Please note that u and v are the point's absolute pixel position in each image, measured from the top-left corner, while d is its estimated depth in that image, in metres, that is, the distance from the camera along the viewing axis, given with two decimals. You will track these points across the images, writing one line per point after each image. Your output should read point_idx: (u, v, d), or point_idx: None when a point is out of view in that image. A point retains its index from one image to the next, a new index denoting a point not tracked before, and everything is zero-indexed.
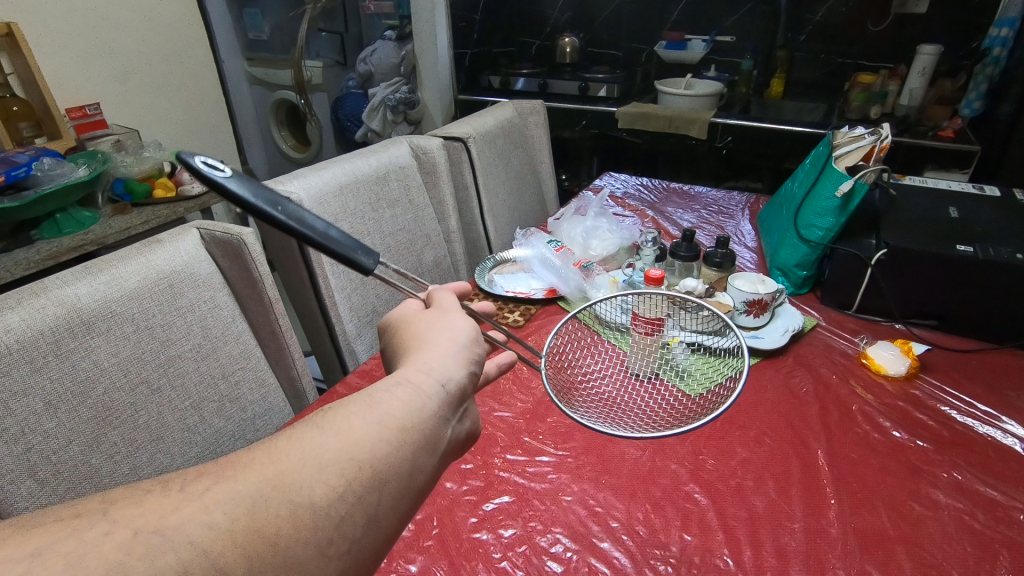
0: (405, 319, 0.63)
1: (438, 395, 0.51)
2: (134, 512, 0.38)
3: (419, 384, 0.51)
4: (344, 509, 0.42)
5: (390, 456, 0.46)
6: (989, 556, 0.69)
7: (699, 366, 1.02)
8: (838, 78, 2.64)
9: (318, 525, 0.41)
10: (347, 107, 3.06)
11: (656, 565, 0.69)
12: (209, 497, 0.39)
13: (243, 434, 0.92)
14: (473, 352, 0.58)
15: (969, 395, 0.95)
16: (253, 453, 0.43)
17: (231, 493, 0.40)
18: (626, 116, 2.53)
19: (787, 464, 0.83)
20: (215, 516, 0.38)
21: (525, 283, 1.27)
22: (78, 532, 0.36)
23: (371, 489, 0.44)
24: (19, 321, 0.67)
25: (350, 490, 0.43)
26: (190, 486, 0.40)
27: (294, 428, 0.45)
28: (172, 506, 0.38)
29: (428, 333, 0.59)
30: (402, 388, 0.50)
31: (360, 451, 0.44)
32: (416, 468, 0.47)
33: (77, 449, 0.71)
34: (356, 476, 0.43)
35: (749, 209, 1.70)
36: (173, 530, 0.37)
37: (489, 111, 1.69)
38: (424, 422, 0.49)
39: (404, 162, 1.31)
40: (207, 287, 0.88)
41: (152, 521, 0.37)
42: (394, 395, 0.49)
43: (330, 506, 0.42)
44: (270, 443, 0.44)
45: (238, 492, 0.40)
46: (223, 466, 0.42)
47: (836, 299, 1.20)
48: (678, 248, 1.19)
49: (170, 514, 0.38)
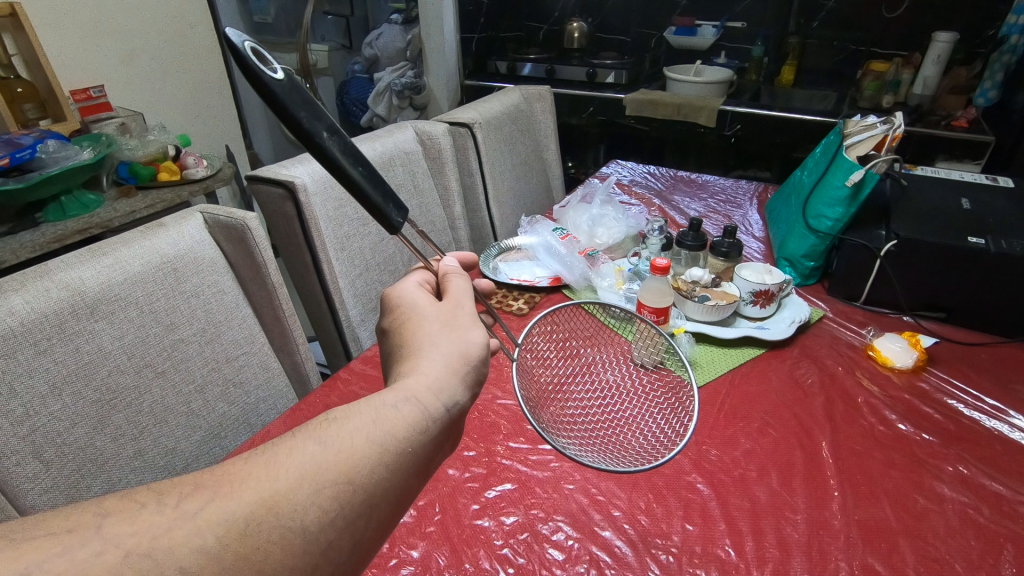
0: (415, 306, 0.61)
1: (441, 418, 0.52)
2: (126, 530, 0.37)
3: (424, 402, 0.51)
4: (334, 534, 0.43)
5: (382, 480, 0.46)
6: (992, 551, 0.69)
7: (702, 356, 1.02)
8: (850, 65, 2.60)
9: (307, 549, 0.42)
10: (353, 91, 3.04)
11: (657, 554, 0.69)
12: (202, 518, 0.39)
13: (247, 419, 0.92)
14: (477, 372, 0.58)
15: (977, 388, 0.94)
16: (251, 465, 0.43)
17: (224, 514, 0.40)
18: (633, 103, 2.51)
19: (790, 455, 0.82)
20: (205, 539, 0.38)
21: (529, 270, 1.26)
22: (70, 550, 0.35)
23: (361, 514, 0.45)
24: (24, 303, 0.67)
25: (341, 515, 0.44)
26: (184, 503, 0.39)
27: (297, 438, 0.46)
28: (164, 525, 0.38)
29: (436, 336, 0.58)
30: (409, 405, 0.50)
31: (357, 475, 0.45)
32: (405, 491, 0.48)
33: (81, 431, 0.71)
34: (349, 500, 0.44)
35: (757, 197, 1.68)
36: (163, 553, 0.37)
37: (495, 96, 1.67)
38: (422, 446, 0.50)
39: (409, 148, 1.30)
40: (210, 272, 0.88)
41: (145, 542, 0.37)
42: (400, 413, 0.49)
43: (321, 531, 0.42)
44: (269, 456, 0.44)
45: (232, 513, 0.40)
46: (218, 479, 0.42)
47: (843, 290, 1.18)
48: (684, 237, 1.17)
49: (162, 535, 0.38)
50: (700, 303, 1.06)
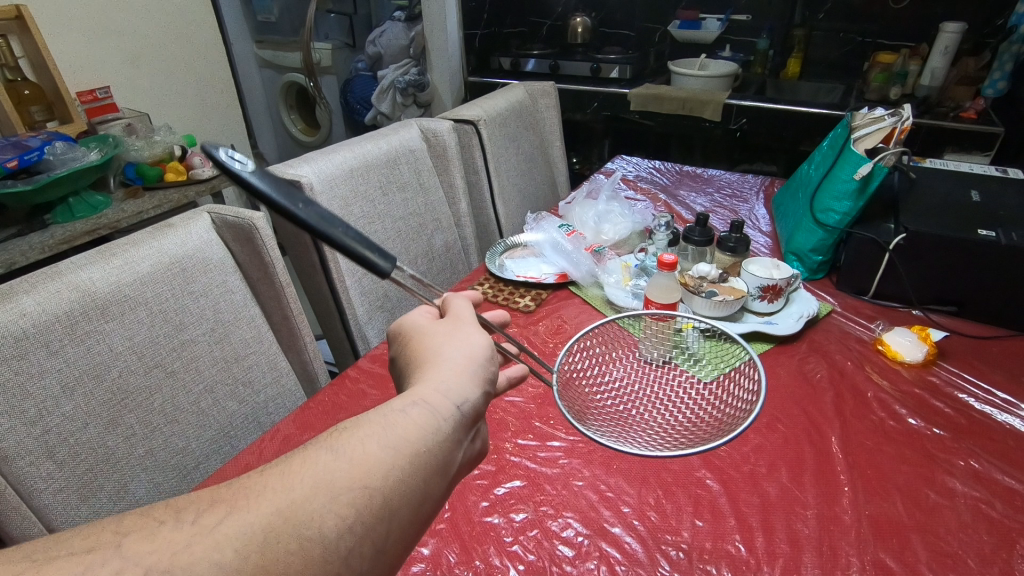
0: (419, 327, 0.62)
1: (453, 417, 0.51)
2: (146, 548, 0.38)
3: (433, 405, 0.51)
4: (353, 540, 0.43)
5: (399, 484, 0.46)
6: (1006, 546, 0.68)
7: (710, 352, 1.00)
8: (857, 58, 2.58)
9: (327, 557, 0.42)
10: (357, 89, 3.04)
11: (667, 550, 0.69)
12: (221, 532, 0.40)
13: (257, 418, 0.93)
14: (487, 371, 0.57)
15: (988, 382, 0.93)
16: (264, 479, 0.43)
17: (241, 527, 0.40)
18: (638, 98, 2.50)
19: (800, 450, 0.82)
20: (225, 553, 0.39)
21: (535, 267, 1.26)
22: (91, 569, 0.36)
23: (380, 519, 0.45)
24: (35, 305, 0.68)
25: (359, 521, 0.43)
26: (202, 518, 0.40)
27: (308, 450, 0.46)
28: (183, 541, 0.39)
29: (443, 347, 0.58)
30: (418, 408, 0.50)
31: (372, 480, 0.45)
32: (426, 493, 0.48)
33: (94, 431, 0.72)
34: (366, 505, 0.44)
35: (763, 192, 1.67)
36: (182, 569, 0.38)
37: (500, 93, 1.66)
38: (437, 446, 0.49)
39: (414, 146, 1.30)
40: (219, 271, 0.88)
41: (164, 559, 0.38)
42: (409, 416, 0.49)
43: (339, 537, 0.42)
44: (283, 467, 0.44)
45: (248, 526, 0.40)
46: (234, 493, 0.42)
47: (852, 285, 1.18)
48: (691, 232, 1.17)
49: (181, 551, 0.38)
50: (708, 298, 1.04)
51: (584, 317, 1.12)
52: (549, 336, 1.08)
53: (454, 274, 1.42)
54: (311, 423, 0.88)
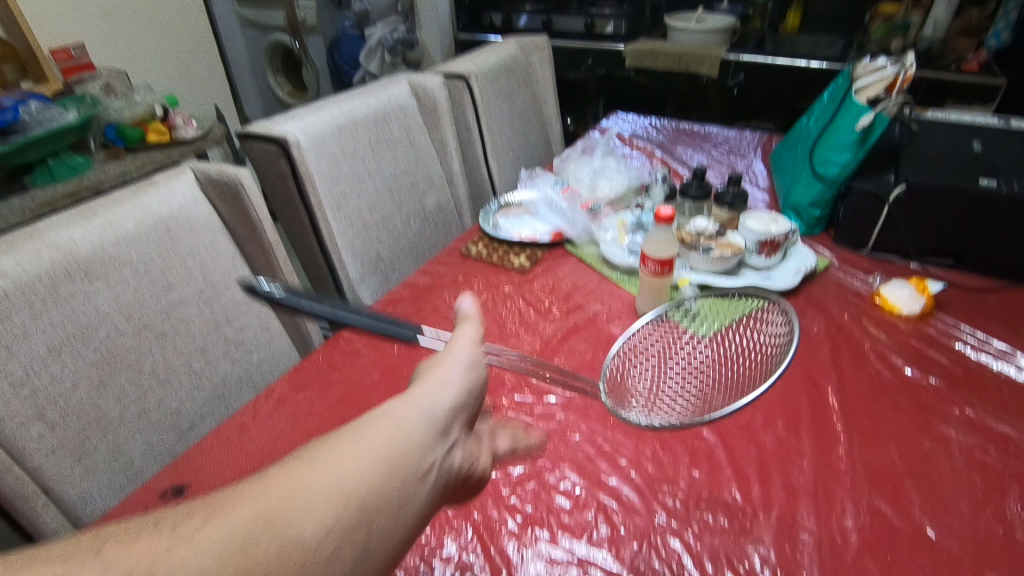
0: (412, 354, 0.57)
1: (436, 415, 0.46)
2: (125, 552, 0.33)
3: (403, 417, 0.44)
4: (332, 550, 0.36)
5: (384, 481, 0.40)
6: (999, 490, 0.69)
7: (708, 308, 0.98)
8: (857, 10, 2.51)
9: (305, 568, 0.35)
10: (344, 48, 2.95)
11: (665, 499, 0.69)
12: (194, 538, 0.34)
13: (251, 378, 0.91)
14: (476, 374, 0.52)
15: (985, 332, 0.93)
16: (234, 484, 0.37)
17: (220, 529, 0.34)
18: (632, 54, 2.44)
19: (796, 402, 0.82)
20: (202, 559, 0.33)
21: (530, 225, 1.25)
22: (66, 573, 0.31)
23: (363, 525, 0.38)
24: (15, 266, 0.66)
25: (341, 528, 0.37)
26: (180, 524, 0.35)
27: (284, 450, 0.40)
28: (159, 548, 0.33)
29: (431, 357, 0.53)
30: (400, 408, 0.45)
31: (352, 476, 0.39)
32: (412, 493, 0.42)
33: (83, 393, 0.71)
34: (350, 510, 0.38)
35: (761, 147, 1.65)
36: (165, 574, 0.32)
37: (491, 47, 1.61)
38: (423, 442, 0.44)
39: (404, 102, 1.26)
40: (206, 231, 0.86)
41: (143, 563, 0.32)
42: (391, 415, 0.44)
43: (319, 543, 0.36)
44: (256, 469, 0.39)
45: (227, 526, 0.35)
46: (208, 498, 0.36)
47: (850, 239, 1.17)
48: (689, 188, 1.15)
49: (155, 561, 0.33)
50: (705, 254, 1.04)
51: (579, 275, 1.11)
52: (545, 294, 1.07)
53: (447, 234, 1.40)
54: (306, 383, 0.87)
